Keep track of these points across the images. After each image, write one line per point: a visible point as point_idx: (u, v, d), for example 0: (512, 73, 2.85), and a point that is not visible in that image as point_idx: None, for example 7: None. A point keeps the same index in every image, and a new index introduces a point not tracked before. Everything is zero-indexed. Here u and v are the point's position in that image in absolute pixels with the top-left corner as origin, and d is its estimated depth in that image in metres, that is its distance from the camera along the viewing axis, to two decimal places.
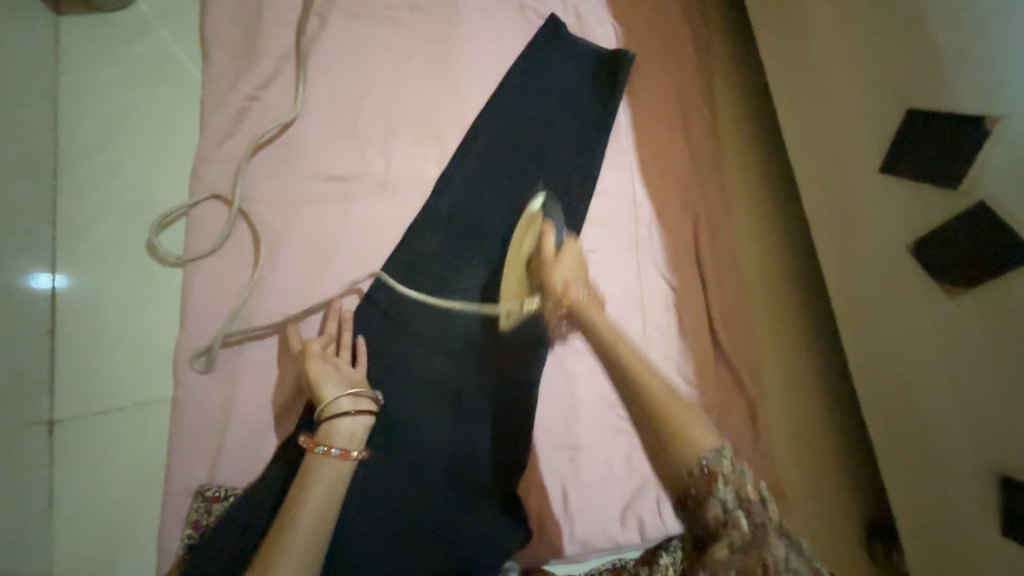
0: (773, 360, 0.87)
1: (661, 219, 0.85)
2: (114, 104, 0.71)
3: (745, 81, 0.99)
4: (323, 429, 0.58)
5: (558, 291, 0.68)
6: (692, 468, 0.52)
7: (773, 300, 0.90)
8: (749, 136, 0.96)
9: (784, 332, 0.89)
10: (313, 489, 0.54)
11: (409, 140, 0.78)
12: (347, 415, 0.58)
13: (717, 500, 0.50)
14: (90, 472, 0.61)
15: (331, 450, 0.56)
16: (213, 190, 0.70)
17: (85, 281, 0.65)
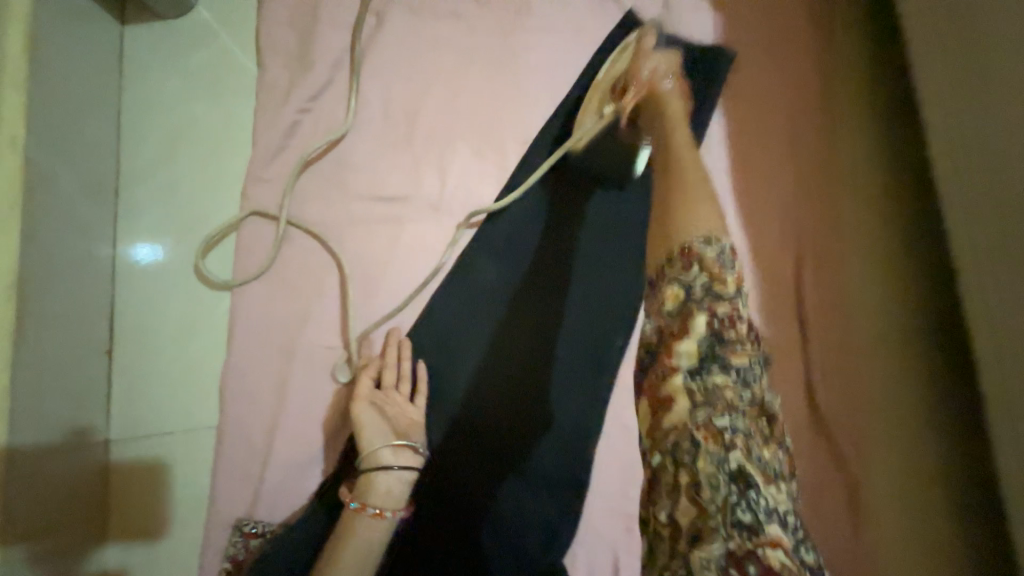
0: (908, 456, 0.65)
1: (754, 253, 0.72)
2: (172, 115, 0.69)
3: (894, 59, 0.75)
4: (361, 483, 0.55)
5: (643, 74, 0.63)
6: (676, 248, 0.47)
7: (923, 375, 0.65)
8: None
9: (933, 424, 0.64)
10: (346, 558, 0.51)
11: (465, 156, 0.70)
12: (388, 470, 0.55)
13: (678, 285, 0.45)
14: (146, 491, 0.63)
15: (366, 510, 0.53)
16: (261, 210, 0.66)
17: (143, 300, 0.65)
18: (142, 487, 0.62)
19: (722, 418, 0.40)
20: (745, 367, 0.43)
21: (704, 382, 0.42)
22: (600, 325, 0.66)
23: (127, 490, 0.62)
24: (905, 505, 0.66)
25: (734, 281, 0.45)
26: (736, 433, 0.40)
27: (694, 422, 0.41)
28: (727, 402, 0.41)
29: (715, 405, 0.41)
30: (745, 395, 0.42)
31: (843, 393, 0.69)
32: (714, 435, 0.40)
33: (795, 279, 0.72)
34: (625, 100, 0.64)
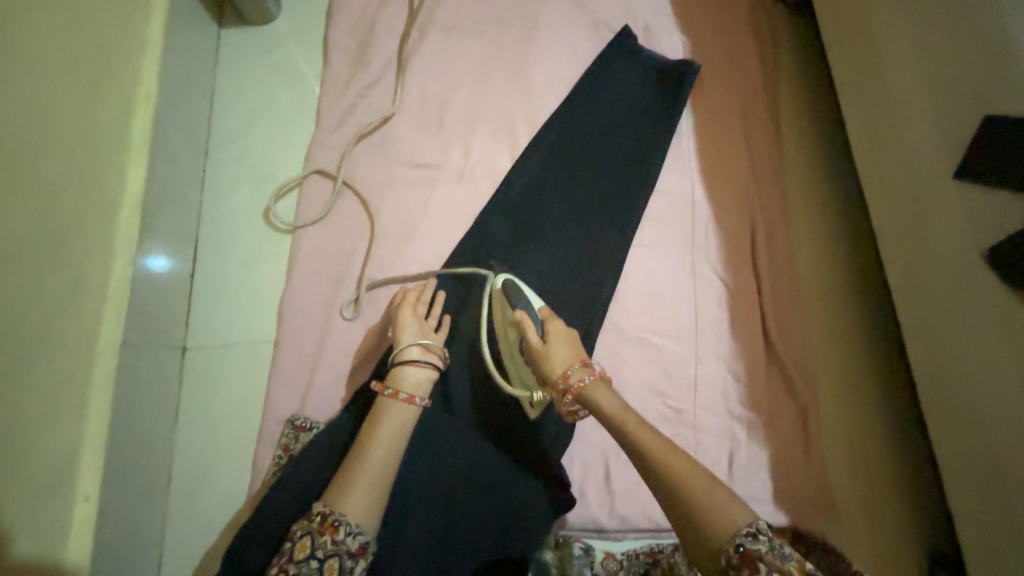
0: (832, 373, 0.86)
1: (718, 221, 0.89)
2: (254, 98, 0.87)
3: (808, 88, 1.00)
4: (392, 376, 0.66)
5: (558, 385, 0.60)
6: (732, 548, 0.44)
7: (832, 313, 0.89)
8: (811, 143, 0.97)
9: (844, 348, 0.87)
10: (382, 429, 0.61)
11: (486, 136, 0.88)
12: (414, 367, 0.66)
13: (770, 571, 0.41)
14: (210, 395, 0.74)
15: (398, 394, 0.63)
16: (322, 171, 0.82)
17: (221, 239, 0.80)
18: (207, 391, 0.74)
19: None
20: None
21: None
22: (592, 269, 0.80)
23: (194, 393, 0.73)
24: (832, 413, 0.84)
25: (768, 520, 0.46)
26: (793, 555, 0.43)
27: None
28: None
29: None
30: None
31: (792, 327, 0.85)
32: (753, 542, 0.43)
33: (751, 242, 0.88)
34: (552, 392, 0.62)
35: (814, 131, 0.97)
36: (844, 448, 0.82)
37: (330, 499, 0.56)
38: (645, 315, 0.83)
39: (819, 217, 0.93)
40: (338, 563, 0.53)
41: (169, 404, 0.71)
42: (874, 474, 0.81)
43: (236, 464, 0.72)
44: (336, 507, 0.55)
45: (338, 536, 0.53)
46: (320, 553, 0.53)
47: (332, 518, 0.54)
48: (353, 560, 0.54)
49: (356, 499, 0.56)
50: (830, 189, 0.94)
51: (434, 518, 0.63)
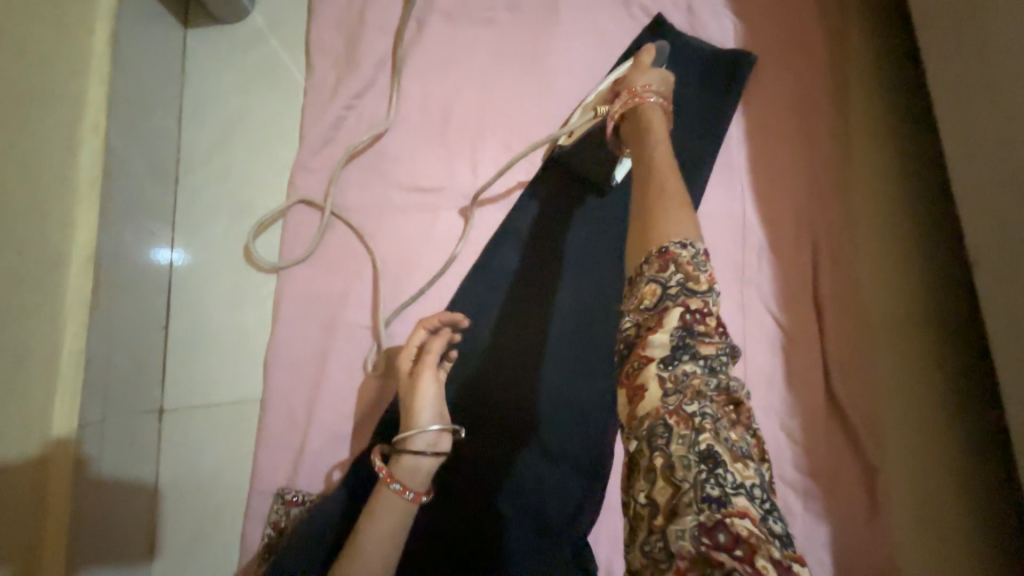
0: (906, 439, 0.72)
1: (772, 245, 0.75)
2: (229, 112, 0.75)
3: (889, 70, 0.82)
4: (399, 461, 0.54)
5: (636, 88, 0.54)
6: (654, 250, 0.42)
7: (909, 366, 0.74)
8: (888, 141, 0.80)
9: (923, 410, 0.73)
10: (378, 528, 0.51)
11: (497, 150, 0.74)
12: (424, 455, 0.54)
13: (657, 286, 0.40)
14: (194, 460, 0.66)
15: (401, 491, 0.52)
16: (307, 198, 0.71)
17: (196, 280, 0.70)
18: (190, 456, 0.66)
19: (690, 405, 0.36)
20: (714, 357, 0.38)
21: (676, 370, 0.38)
22: None
23: (174, 458, 0.66)
24: (907, 487, 0.71)
25: (709, 280, 0.40)
26: (704, 417, 0.36)
27: (665, 408, 0.37)
28: (695, 388, 0.37)
29: (684, 393, 0.37)
30: (713, 380, 0.37)
31: (862, 382, 0.71)
32: (688, 414, 0.36)
33: (812, 270, 0.74)
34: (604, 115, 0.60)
35: (891, 125, 0.80)
36: (922, 531, 0.70)
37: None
38: None
39: (895, 233, 0.77)
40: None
41: (146, 475, 0.63)
42: (960, 564, 0.68)
43: (224, 539, 0.64)
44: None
45: None
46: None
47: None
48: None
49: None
50: (909, 197, 0.78)
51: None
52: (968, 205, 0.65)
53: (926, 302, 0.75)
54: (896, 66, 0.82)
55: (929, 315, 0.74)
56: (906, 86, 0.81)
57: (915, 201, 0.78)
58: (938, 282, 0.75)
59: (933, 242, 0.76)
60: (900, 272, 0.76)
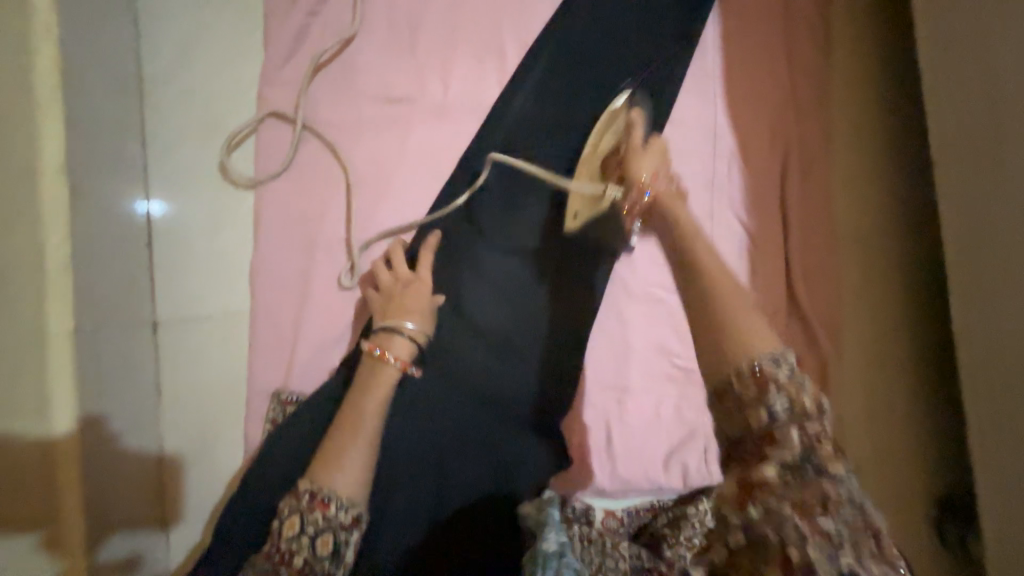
0: (863, 337, 0.78)
1: (746, 153, 0.75)
2: (187, 22, 0.72)
3: None
4: (387, 335, 0.59)
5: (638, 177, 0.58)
6: (742, 365, 0.44)
7: (873, 269, 0.77)
8: (865, 43, 0.79)
9: (882, 310, 0.78)
10: (369, 392, 0.56)
11: (469, 59, 0.73)
12: (409, 329, 0.59)
13: (773, 465, 0.40)
14: (193, 370, 0.70)
15: (391, 359, 0.57)
16: (278, 113, 0.70)
17: (174, 199, 0.71)
18: (189, 366, 0.70)
19: (825, 520, 0.38)
20: (843, 478, 0.40)
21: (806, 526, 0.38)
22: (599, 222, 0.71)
23: (175, 369, 0.70)
24: (860, 378, 0.77)
25: (829, 454, 0.41)
26: (839, 537, 0.38)
27: (782, 515, 0.38)
28: (832, 504, 0.39)
29: (832, 537, 0.37)
30: (846, 489, 0.40)
31: (823, 284, 0.76)
32: (810, 512, 0.38)
33: (782, 176, 0.76)
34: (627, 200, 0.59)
35: (869, 26, 0.79)
36: (867, 414, 0.77)
37: (323, 476, 0.52)
38: (656, 270, 0.74)
39: (865, 140, 0.79)
40: (329, 537, 0.51)
41: (149, 383, 0.67)
42: (894, 441, 0.77)
43: (229, 435, 0.70)
44: (328, 485, 0.51)
45: (330, 511, 0.51)
46: (310, 529, 0.50)
47: (322, 493, 0.51)
48: (343, 532, 0.51)
49: (351, 477, 0.52)
50: (881, 103, 0.79)
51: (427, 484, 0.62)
52: (942, 112, 0.68)
53: (889, 207, 0.78)
54: None
55: (891, 220, 0.78)
56: None
57: (885, 107, 0.79)
58: (901, 187, 0.78)
59: (900, 150, 0.78)
60: (869, 179, 0.78)
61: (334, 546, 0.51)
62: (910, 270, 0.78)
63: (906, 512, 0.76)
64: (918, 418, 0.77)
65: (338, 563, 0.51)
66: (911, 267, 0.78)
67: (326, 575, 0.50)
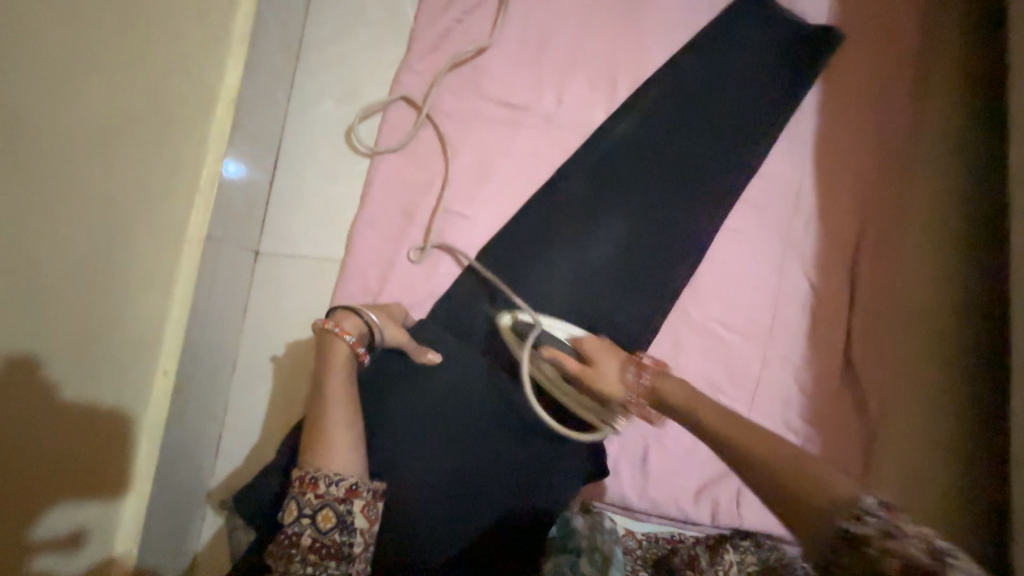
0: (912, 418, 0.76)
1: (824, 215, 0.79)
2: (349, 8, 0.84)
3: (965, 68, 0.84)
4: (345, 315, 0.59)
5: None
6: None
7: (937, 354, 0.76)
8: (952, 134, 0.83)
9: (935, 393, 0.77)
10: (330, 372, 0.56)
11: (583, 83, 0.81)
12: (368, 314, 0.59)
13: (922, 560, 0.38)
14: (278, 301, 0.77)
15: (344, 336, 0.57)
16: (407, 95, 0.79)
17: (300, 150, 0.80)
18: (275, 296, 0.77)
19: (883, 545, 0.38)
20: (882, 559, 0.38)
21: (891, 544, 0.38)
22: (674, 248, 0.75)
23: (263, 296, 0.77)
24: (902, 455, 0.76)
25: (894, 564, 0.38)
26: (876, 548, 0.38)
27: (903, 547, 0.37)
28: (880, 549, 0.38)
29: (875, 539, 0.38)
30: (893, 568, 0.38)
31: (879, 356, 0.77)
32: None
33: (855, 244, 0.79)
34: None
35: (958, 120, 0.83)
36: (904, 493, 0.75)
37: (309, 461, 0.52)
38: (718, 306, 0.77)
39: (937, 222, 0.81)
40: (331, 510, 0.50)
41: (239, 305, 0.74)
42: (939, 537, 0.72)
43: (293, 370, 0.75)
44: (316, 466, 0.52)
45: (320, 489, 0.51)
46: (308, 509, 0.50)
47: (310, 476, 0.51)
48: (342, 505, 0.51)
49: (337, 455, 0.53)
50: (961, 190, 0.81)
51: (465, 464, 0.63)
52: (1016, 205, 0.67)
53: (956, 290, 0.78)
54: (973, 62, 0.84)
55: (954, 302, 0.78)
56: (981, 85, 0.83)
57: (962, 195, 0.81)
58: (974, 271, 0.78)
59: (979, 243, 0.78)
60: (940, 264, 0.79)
61: (338, 518, 0.51)
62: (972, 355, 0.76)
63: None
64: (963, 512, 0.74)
65: (350, 531, 0.51)
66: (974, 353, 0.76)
67: (334, 548, 0.50)
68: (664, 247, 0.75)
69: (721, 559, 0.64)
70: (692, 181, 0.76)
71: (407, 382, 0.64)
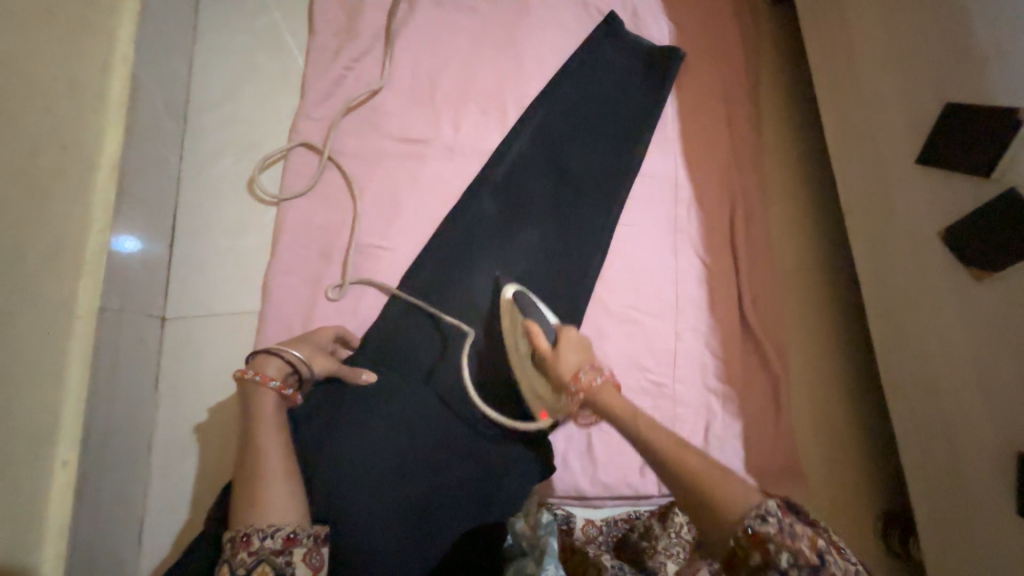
0: (804, 360, 0.90)
1: (700, 203, 0.91)
2: (236, 66, 0.85)
3: (786, 73, 1.05)
4: (263, 360, 0.57)
5: None
6: (750, 554, 0.41)
7: (811, 306, 0.92)
8: (789, 126, 1.02)
9: (820, 337, 0.91)
10: (262, 422, 0.55)
11: (476, 113, 0.88)
12: (289, 353, 0.59)
13: (783, 565, 0.39)
14: (192, 368, 0.72)
15: (270, 382, 0.56)
16: (307, 142, 0.81)
17: (199, 209, 0.78)
18: (190, 362, 0.72)
19: (779, 557, 0.40)
20: (782, 516, 0.41)
21: (777, 555, 0.40)
22: (583, 250, 0.82)
23: (174, 365, 0.72)
24: (804, 397, 0.88)
25: (771, 556, 0.40)
26: (790, 569, 0.39)
27: (739, 537, 0.41)
28: (780, 543, 0.40)
29: (777, 544, 0.40)
30: (792, 530, 0.41)
31: (768, 312, 0.89)
32: (815, 572, 0.42)
33: (731, 222, 0.91)
34: None
35: (792, 115, 1.02)
36: (811, 427, 0.87)
37: (242, 516, 0.50)
38: (630, 294, 0.85)
39: (793, 197, 0.97)
40: (269, 565, 0.48)
41: (148, 378, 0.69)
42: (843, 454, 0.87)
43: (221, 436, 0.71)
44: (249, 521, 0.49)
45: (254, 545, 0.48)
46: (243, 568, 0.48)
47: (244, 533, 0.49)
48: (279, 557, 0.49)
49: (276, 501, 0.51)
50: (805, 170, 0.99)
51: (415, 492, 0.62)
52: (845, 179, 0.86)
53: (817, 252, 0.95)
54: (790, 69, 1.05)
55: (820, 261, 0.94)
56: (803, 86, 1.04)
57: (806, 174, 0.99)
58: (826, 236, 0.95)
59: (826, 208, 0.97)
60: (800, 232, 0.96)
61: (277, 571, 0.49)
62: (836, 304, 0.93)
63: (857, 515, 0.84)
64: (858, 433, 0.88)
65: None
66: (839, 302, 0.93)
67: None
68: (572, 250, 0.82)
69: (670, 524, 0.68)
70: (585, 186, 0.85)
71: (346, 417, 0.64)
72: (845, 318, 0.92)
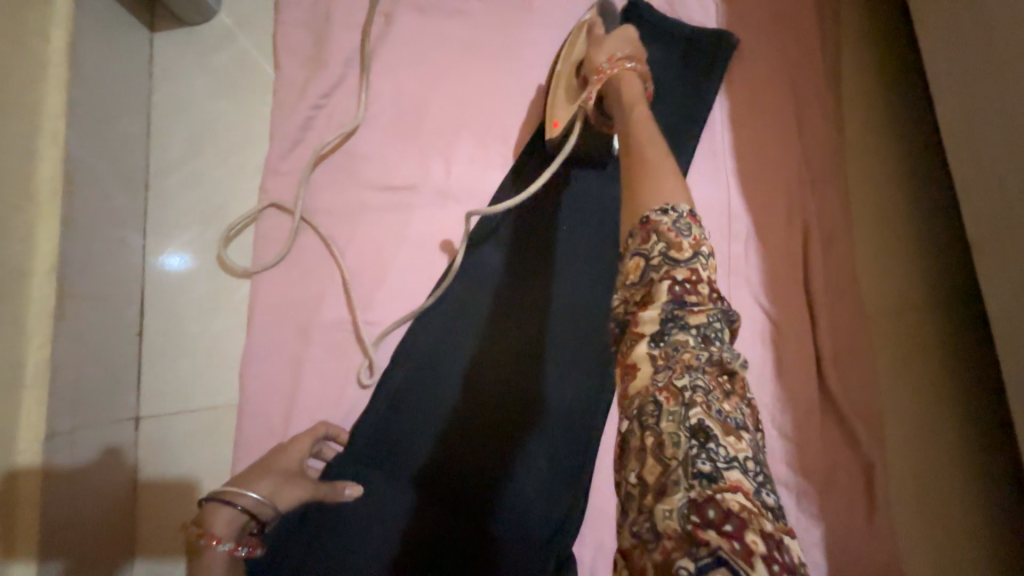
0: (905, 431, 0.70)
1: (761, 234, 0.71)
2: (198, 115, 0.74)
3: (875, 50, 0.81)
4: (210, 515, 0.46)
5: None
6: (647, 347, 0.38)
7: (913, 358, 0.72)
8: (879, 119, 0.78)
9: (925, 400, 0.71)
10: None
11: (471, 144, 0.72)
12: (245, 497, 0.47)
13: (686, 379, 0.35)
14: (170, 469, 0.66)
15: (220, 544, 0.45)
16: (276, 202, 0.70)
17: (169, 288, 0.70)
18: (168, 462, 0.66)
19: (680, 378, 0.35)
20: (706, 326, 0.38)
21: (666, 345, 0.37)
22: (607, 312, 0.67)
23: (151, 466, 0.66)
24: (908, 479, 0.68)
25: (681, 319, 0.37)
26: (695, 391, 0.35)
27: (651, 345, 0.38)
28: (685, 361, 0.36)
29: (675, 365, 0.36)
30: (705, 352, 0.36)
31: (855, 372, 0.69)
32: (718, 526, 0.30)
33: (803, 256, 0.71)
34: None
35: (885, 105, 0.79)
36: (918, 519, 0.67)
37: None
38: None
39: (888, 215, 0.76)
40: None
41: (122, 485, 0.63)
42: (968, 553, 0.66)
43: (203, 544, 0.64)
44: None
45: None
46: None
47: None
48: None
49: None
50: (903, 178, 0.76)
51: None
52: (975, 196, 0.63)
53: (920, 287, 0.73)
54: (882, 43, 0.80)
55: (926, 297, 0.73)
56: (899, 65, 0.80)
57: (905, 183, 0.76)
58: (934, 264, 0.74)
59: (932, 228, 0.75)
60: (898, 260, 0.74)
61: None
62: (949, 354, 0.72)
63: None
64: (986, 524, 0.67)
65: None
66: (952, 352, 0.72)
67: None
68: (593, 313, 0.66)
69: None
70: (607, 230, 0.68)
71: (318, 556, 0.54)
72: (959, 371, 0.71)
